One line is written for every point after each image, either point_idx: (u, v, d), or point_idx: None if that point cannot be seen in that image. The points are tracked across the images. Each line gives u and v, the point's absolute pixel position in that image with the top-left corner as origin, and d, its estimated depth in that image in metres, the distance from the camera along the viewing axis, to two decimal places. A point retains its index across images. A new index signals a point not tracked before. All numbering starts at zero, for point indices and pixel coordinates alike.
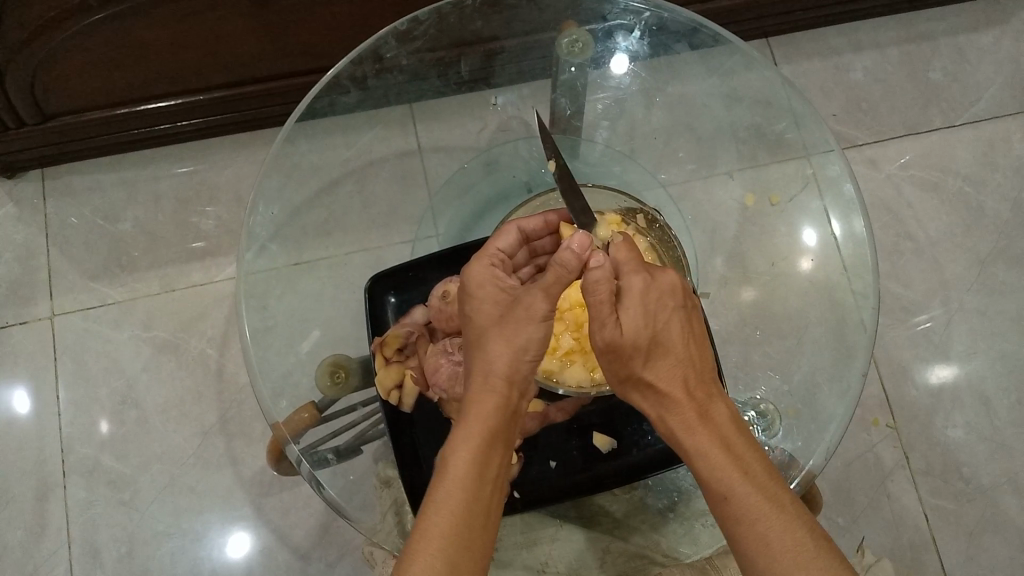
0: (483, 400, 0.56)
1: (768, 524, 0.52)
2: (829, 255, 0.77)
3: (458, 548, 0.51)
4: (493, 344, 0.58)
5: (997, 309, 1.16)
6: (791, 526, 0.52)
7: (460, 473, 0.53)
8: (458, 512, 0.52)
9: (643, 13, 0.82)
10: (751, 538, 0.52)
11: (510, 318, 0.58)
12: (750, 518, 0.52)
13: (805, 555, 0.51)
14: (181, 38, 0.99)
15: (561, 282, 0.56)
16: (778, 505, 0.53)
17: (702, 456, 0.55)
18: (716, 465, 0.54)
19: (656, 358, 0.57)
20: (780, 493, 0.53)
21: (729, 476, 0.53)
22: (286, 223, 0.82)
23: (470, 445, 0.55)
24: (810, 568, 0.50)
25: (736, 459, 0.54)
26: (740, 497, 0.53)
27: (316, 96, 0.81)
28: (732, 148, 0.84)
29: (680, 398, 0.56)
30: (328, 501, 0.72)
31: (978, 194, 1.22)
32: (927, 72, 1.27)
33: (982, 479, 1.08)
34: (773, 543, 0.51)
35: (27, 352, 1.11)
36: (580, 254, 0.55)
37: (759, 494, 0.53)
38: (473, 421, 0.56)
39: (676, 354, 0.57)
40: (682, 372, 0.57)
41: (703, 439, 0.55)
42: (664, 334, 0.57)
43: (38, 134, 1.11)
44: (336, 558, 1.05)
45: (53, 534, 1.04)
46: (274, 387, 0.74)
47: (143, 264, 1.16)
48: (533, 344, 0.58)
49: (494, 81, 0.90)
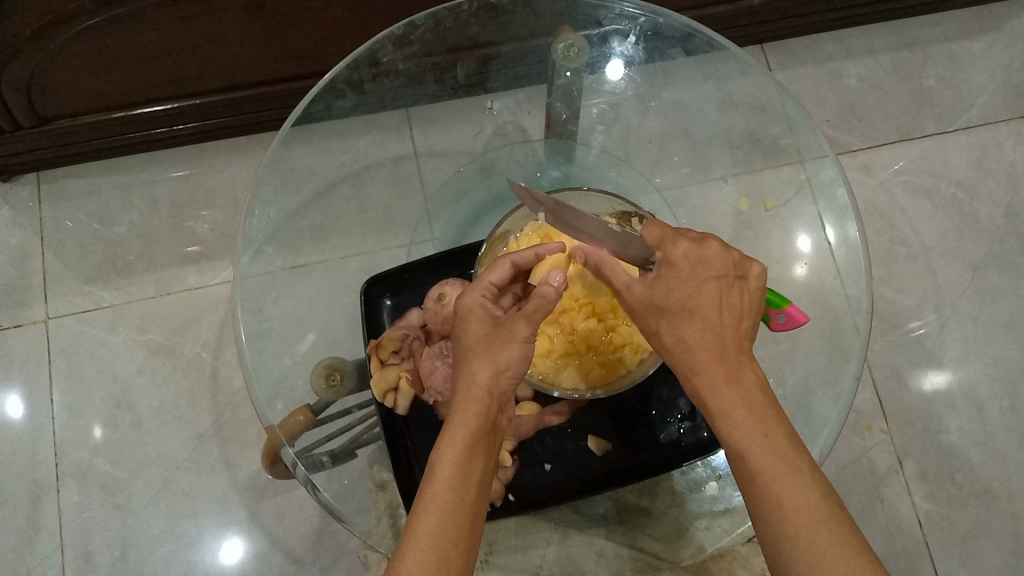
0: (468, 410, 0.56)
1: (782, 481, 0.51)
2: (822, 259, 0.78)
3: (447, 548, 0.51)
4: (478, 360, 0.58)
5: (989, 314, 1.16)
6: (804, 485, 0.51)
7: (448, 477, 0.53)
8: (445, 515, 0.52)
9: (638, 19, 0.82)
10: (764, 493, 0.51)
11: (494, 339, 0.59)
12: (766, 473, 0.51)
13: (814, 516, 0.50)
14: (178, 42, 1.00)
15: (544, 312, 0.58)
16: (793, 465, 0.52)
17: (723, 416, 0.54)
18: (736, 422, 0.53)
19: (685, 320, 0.56)
20: (798, 455, 0.52)
21: (749, 432, 0.53)
22: (282, 227, 0.82)
23: (458, 450, 0.54)
24: (820, 529, 0.49)
25: (759, 419, 0.53)
26: (758, 458, 0.52)
27: (312, 100, 0.81)
28: (726, 153, 0.86)
29: (707, 359, 0.55)
30: (323, 503, 0.71)
31: (971, 200, 1.22)
32: (920, 79, 1.28)
33: (975, 482, 1.09)
34: (787, 500, 0.50)
35: (21, 356, 1.11)
36: (558, 292, 0.58)
37: (776, 456, 0.52)
38: (462, 428, 0.56)
39: (706, 316, 0.56)
40: (714, 337, 0.56)
41: (727, 399, 0.54)
42: (696, 298, 0.57)
43: (34, 137, 1.11)
44: (330, 562, 1.05)
45: (46, 538, 1.04)
46: (269, 390, 0.74)
47: (138, 267, 1.16)
48: (515, 363, 0.58)
49: (490, 86, 0.93)
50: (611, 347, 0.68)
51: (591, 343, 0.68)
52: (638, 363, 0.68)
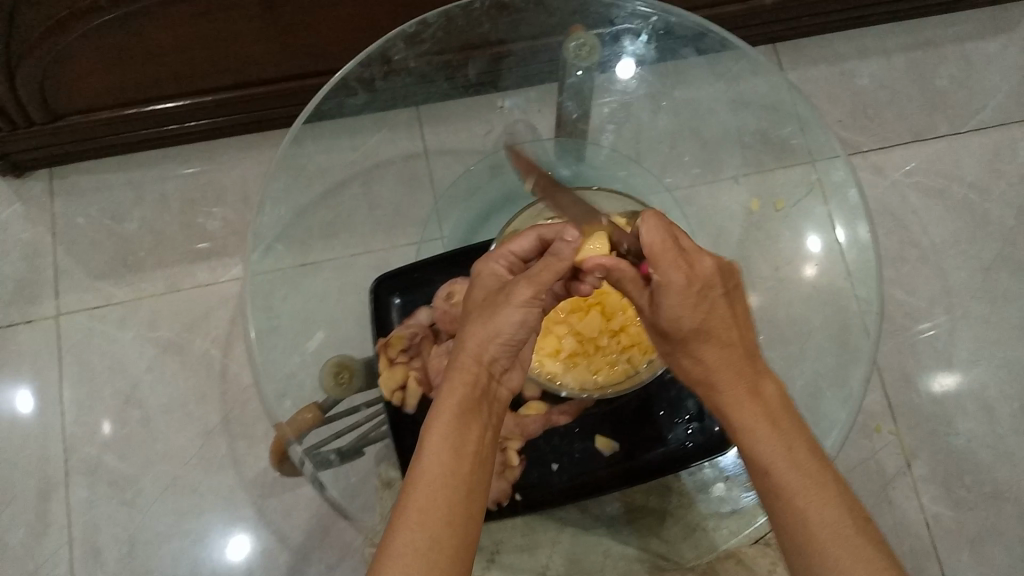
0: (458, 378, 0.57)
1: (808, 500, 0.52)
2: (833, 260, 0.78)
3: (439, 522, 0.51)
4: (471, 327, 0.58)
5: (1001, 317, 1.16)
6: (829, 502, 0.52)
7: (438, 450, 0.53)
8: (434, 489, 0.52)
9: (650, 18, 0.83)
10: (790, 510, 0.52)
11: (491, 305, 0.59)
12: (794, 491, 0.53)
13: (843, 534, 0.51)
14: (188, 40, 1.00)
15: (550, 273, 0.58)
16: (818, 483, 0.53)
17: (747, 431, 0.55)
18: (762, 439, 0.54)
19: (699, 339, 0.57)
20: (823, 471, 0.54)
21: (773, 449, 0.54)
22: (292, 224, 0.82)
23: (448, 422, 0.55)
24: (848, 546, 0.50)
25: (782, 434, 0.55)
26: (783, 473, 0.53)
27: (324, 97, 0.81)
28: (737, 154, 0.85)
29: (728, 375, 0.57)
30: (330, 501, 0.73)
31: (983, 202, 1.22)
32: (933, 80, 1.27)
33: (984, 485, 1.08)
34: (814, 517, 0.51)
35: (31, 351, 1.12)
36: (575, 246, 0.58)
37: (800, 471, 0.53)
38: (451, 399, 0.56)
39: (721, 334, 0.57)
40: (729, 351, 0.57)
41: (750, 415, 0.55)
42: (709, 319, 0.57)
43: (46, 133, 1.12)
44: (337, 559, 1.05)
45: (55, 533, 1.04)
46: (279, 387, 0.74)
47: (148, 264, 1.17)
48: (509, 327, 0.57)
49: (501, 84, 0.90)
50: (619, 348, 0.68)
51: (599, 344, 0.68)
52: (646, 364, 0.66)
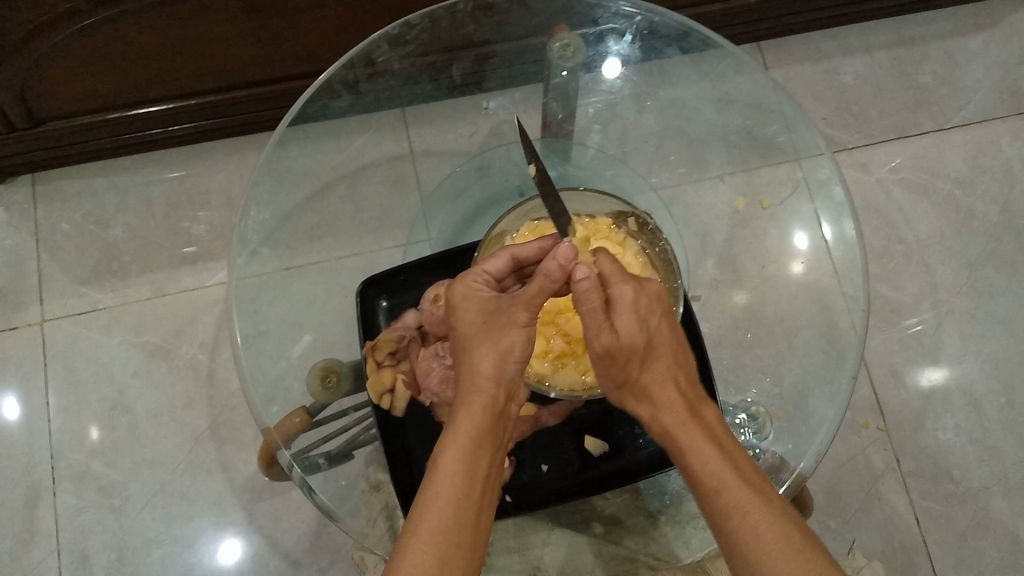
0: (473, 400, 0.57)
1: (755, 514, 0.53)
2: (819, 258, 0.78)
3: (449, 546, 0.51)
4: (478, 348, 0.58)
5: (987, 312, 1.16)
6: (778, 518, 0.53)
7: (452, 471, 0.54)
8: (448, 510, 0.52)
9: (634, 18, 0.82)
10: (742, 528, 0.53)
11: (494, 324, 0.58)
12: (739, 507, 0.53)
13: (794, 546, 0.52)
14: (172, 43, 0.99)
15: (545, 293, 0.57)
16: (765, 499, 0.54)
17: (694, 452, 0.56)
18: (708, 460, 0.55)
19: (650, 361, 0.58)
20: (765, 487, 0.55)
21: (720, 469, 0.55)
22: (277, 229, 0.82)
23: (460, 443, 0.55)
24: (797, 559, 0.51)
25: (727, 455, 0.56)
26: (729, 490, 0.54)
27: (308, 100, 0.81)
28: (722, 153, 0.85)
29: (671, 399, 0.58)
30: (319, 505, 0.72)
31: (968, 197, 1.22)
32: (917, 76, 1.28)
33: (971, 480, 1.09)
34: (764, 532, 0.52)
35: (16, 358, 1.11)
36: (565, 263, 0.56)
37: (748, 488, 0.54)
38: (465, 421, 0.56)
39: (667, 357, 0.59)
40: (674, 374, 0.59)
41: (693, 435, 0.56)
42: (656, 339, 0.59)
43: (28, 139, 1.11)
44: (328, 563, 1.04)
45: (43, 541, 1.04)
46: (266, 392, 0.74)
47: (134, 269, 1.16)
48: (518, 346, 0.58)
49: (486, 85, 0.91)
50: None
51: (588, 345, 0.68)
52: None
